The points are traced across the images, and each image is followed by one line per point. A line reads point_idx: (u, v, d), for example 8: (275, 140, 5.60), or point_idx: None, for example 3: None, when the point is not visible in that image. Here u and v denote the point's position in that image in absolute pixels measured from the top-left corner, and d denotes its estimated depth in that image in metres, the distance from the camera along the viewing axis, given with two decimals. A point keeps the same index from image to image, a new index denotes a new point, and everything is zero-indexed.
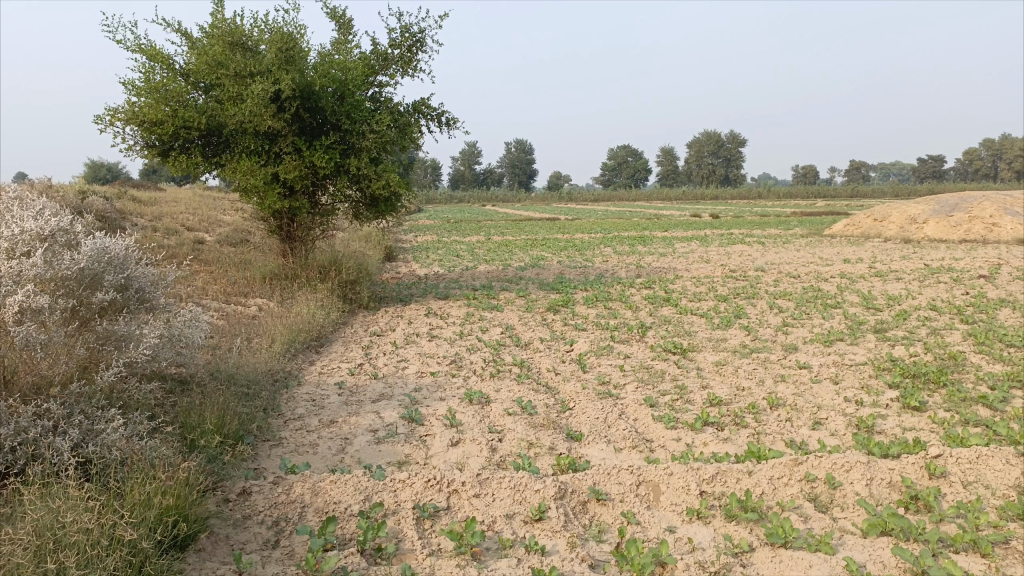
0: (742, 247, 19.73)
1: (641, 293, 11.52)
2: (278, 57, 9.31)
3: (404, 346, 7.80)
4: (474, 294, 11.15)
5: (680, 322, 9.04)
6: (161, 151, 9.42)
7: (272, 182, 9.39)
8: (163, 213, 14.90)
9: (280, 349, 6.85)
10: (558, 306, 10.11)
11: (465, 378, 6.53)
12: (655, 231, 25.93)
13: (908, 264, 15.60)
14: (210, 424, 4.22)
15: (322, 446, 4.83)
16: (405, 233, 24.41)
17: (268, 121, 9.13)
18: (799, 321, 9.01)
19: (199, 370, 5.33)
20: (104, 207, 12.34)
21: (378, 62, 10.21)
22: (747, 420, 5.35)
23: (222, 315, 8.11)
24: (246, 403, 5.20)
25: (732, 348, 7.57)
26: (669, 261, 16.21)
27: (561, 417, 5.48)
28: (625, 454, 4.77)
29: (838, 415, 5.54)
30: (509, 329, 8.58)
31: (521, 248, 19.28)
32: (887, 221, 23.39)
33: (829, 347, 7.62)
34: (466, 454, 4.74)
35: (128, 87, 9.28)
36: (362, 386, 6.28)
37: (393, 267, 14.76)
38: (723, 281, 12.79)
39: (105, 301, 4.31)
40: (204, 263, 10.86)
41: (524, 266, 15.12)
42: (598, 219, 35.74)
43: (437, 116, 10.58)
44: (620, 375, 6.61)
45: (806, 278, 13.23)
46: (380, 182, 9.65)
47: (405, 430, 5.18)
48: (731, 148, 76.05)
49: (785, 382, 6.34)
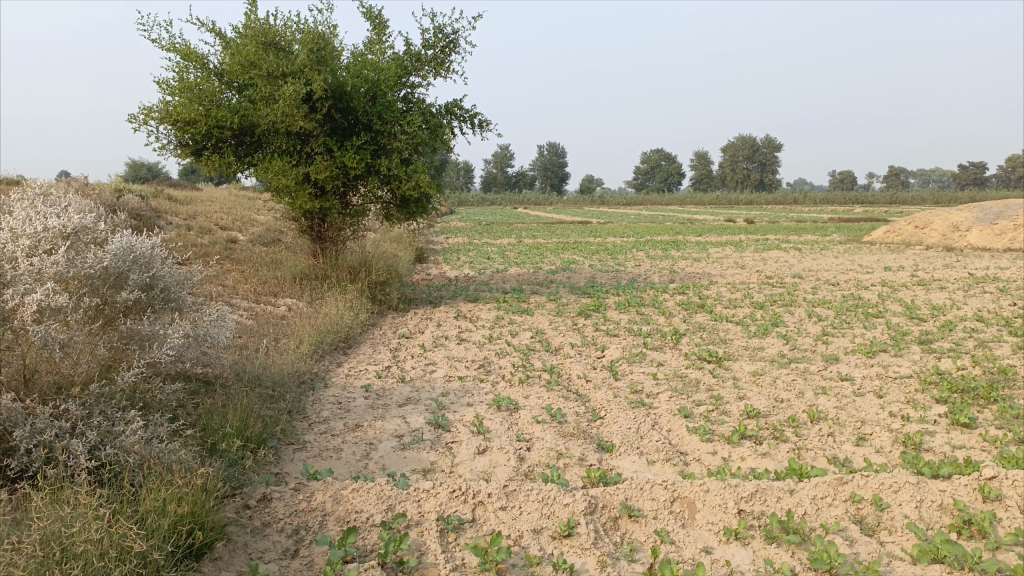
0: (778, 253, 19.33)
1: (674, 298, 11.27)
2: (311, 57, 9.25)
3: (432, 349, 7.68)
4: (504, 297, 11.00)
5: (714, 329, 8.79)
6: (194, 151, 9.42)
7: (303, 183, 9.34)
8: (196, 211, 14.99)
9: (307, 350, 6.77)
10: (589, 311, 9.92)
11: (493, 384, 6.38)
12: (688, 236, 25.60)
13: (952, 273, 15.12)
14: (232, 427, 4.13)
15: (346, 451, 4.73)
16: (435, 235, 24.36)
17: (300, 121, 9.07)
18: (839, 331, 8.71)
19: (224, 371, 5.27)
20: (138, 205, 12.43)
21: (411, 63, 10.12)
22: (787, 434, 5.12)
23: (250, 315, 8.06)
24: (270, 405, 5.12)
25: (769, 358, 7.32)
26: (704, 267, 15.91)
27: (592, 426, 5.30)
28: (658, 467, 4.58)
29: (883, 431, 5.28)
30: (539, 334, 8.41)
31: (552, 251, 19.09)
32: (928, 229, 22.79)
33: (871, 358, 7.34)
34: (493, 463, 4.59)
35: (163, 87, 9.29)
36: (389, 389, 6.17)
37: (423, 268, 14.68)
38: (758, 288, 12.48)
39: (129, 300, 4.25)
40: (235, 262, 10.87)
41: (554, 269, 14.94)
42: (631, 222, 35.41)
43: (469, 117, 10.45)
44: (653, 384, 6.41)
45: (845, 286, 12.87)
46: (410, 183, 9.55)
47: (430, 437, 5.04)
48: (767, 153, 75.04)
49: (826, 395, 6.09)
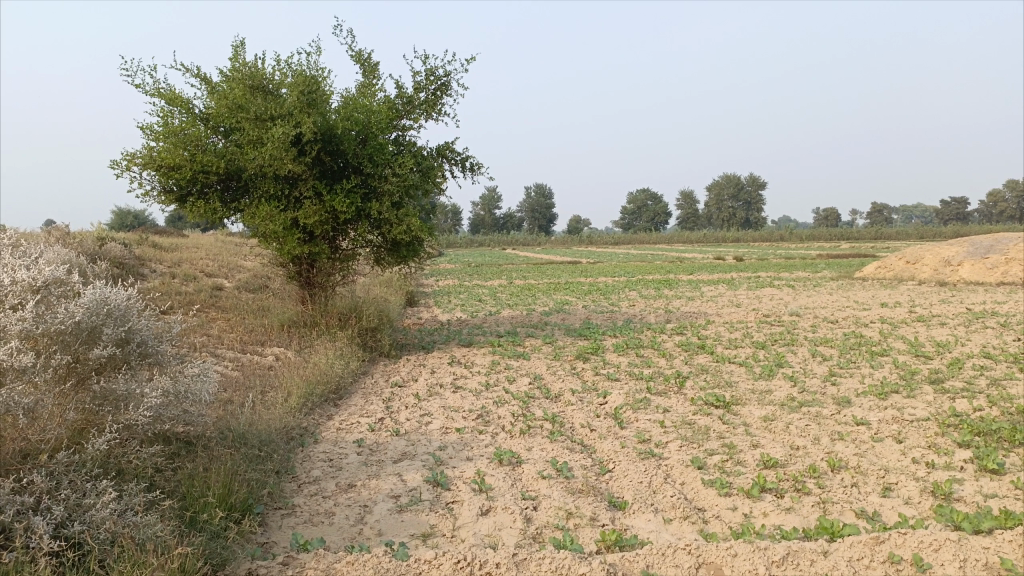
0: (772, 290, 19.16)
1: (673, 340, 11.00)
2: (300, 100, 9.07)
3: (427, 398, 7.35)
4: (499, 341, 10.70)
5: (718, 372, 8.51)
6: (178, 197, 9.15)
7: (292, 228, 9.08)
8: (181, 258, 14.69)
9: (295, 403, 6.42)
10: (587, 354, 9.62)
11: (493, 435, 6.04)
12: (680, 275, 25.47)
13: (949, 308, 14.96)
14: (215, 495, 3.79)
15: (340, 515, 4.39)
16: (425, 278, 24.10)
17: (289, 165, 8.84)
18: (846, 371, 8.45)
19: (207, 430, 4.92)
20: (121, 253, 12.11)
21: (402, 105, 9.96)
22: (809, 486, 4.82)
23: (236, 365, 7.72)
24: (256, 464, 4.77)
25: (779, 401, 7.03)
26: (699, 306, 15.68)
27: (601, 481, 4.97)
28: (676, 526, 4.26)
29: (910, 479, 4.99)
30: (538, 380, 8.09)
31: (544, 292, 18.84)
32: (920, 264, 22.75)
33: (884, 400, 7.07)
34: (498, 526, 4.26)
35: (147, 132, 9.05)
36: (383, 444, 5.82)
37: (415, 313, 14.38)
38: (757, 327, 12.24)
39: (103, 357, 3.93)
40: (221, 311, 10.53)
41: (548, 310, 14.67)
42: (621, 262, 35.33)
43: (461, 160, 10.27)
44: (661, 432, 6.10)
45: (845, 324, 12.65)
46: (402, 227, 9.30)
47: (429, 497, 4.70)
48: (753, 191, 75.71)
49: (843, 442, 5.80)
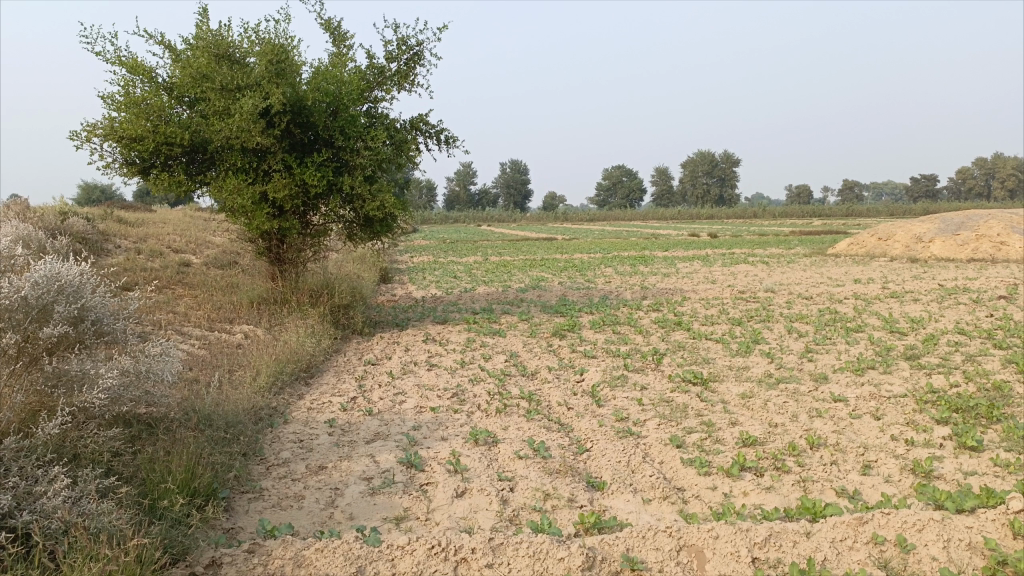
0: (747, 267, 19.20)
1: (650, 316, 10.93)
2: (268, 70, 8.76)
3: (401, 377, 7.19)
4: (474, 318, 10.56)
5: (695, 348, 8.44)
6: (141, 170, 8.83)
7: (261, 202, 8.82)
8: (147, 234, 14.29)
9: (264, 383, 6.23)
10: (563, 331, 9.52)
11: (468, 415, 5.91)
12: (655, 251, 25.43)
13: (922, 284, 15.08)
14: (177, 481, 3.62)
15: (309, 498, 4.25)
16: (399, 254, 23.85)
17: (257, 137, 8.54)
18: (823, 347, 8.43)
19: (170, 411, 4.73)
20: (83, 228, 11.73)
21: (373, 76, 9.67)
22: (789, 464, 4.76)
23: (203, 344, 7.49)
24: (221, 447, 4.59)
25: (756, 378, 6.98)
26: (674, 282, 15.64)
27: (579, 461, 4.87)
28: (655, 506, 4.18)
29: (889, 457, 4.96)
30: (514, 358, 7.97)
31: (519, 269, 18.69)
32: (892, 240, 22.94)
33: (861, 376, 7.05)
34: (474, 508, 4.14)
35: (107, 101, 8.69)
36: (356, 424, 5.66)
37: (389, 289, 14.17)
38: (733, 303, 12.22)
39: (54, 336, 3.75)
40: (188, 287, 10.25)
41: (524, 287, 14.52)
42: (596, 238, 35.26)
43: (435, 133, 10.03)
44: (639, 410, 6.01)
45: (820, 300, 12.67)
46: (374, 202, 9.08)
47: (403, 478, 4.56)
48: (727, 168, 75.98)
49: (822, 419, 5.76)
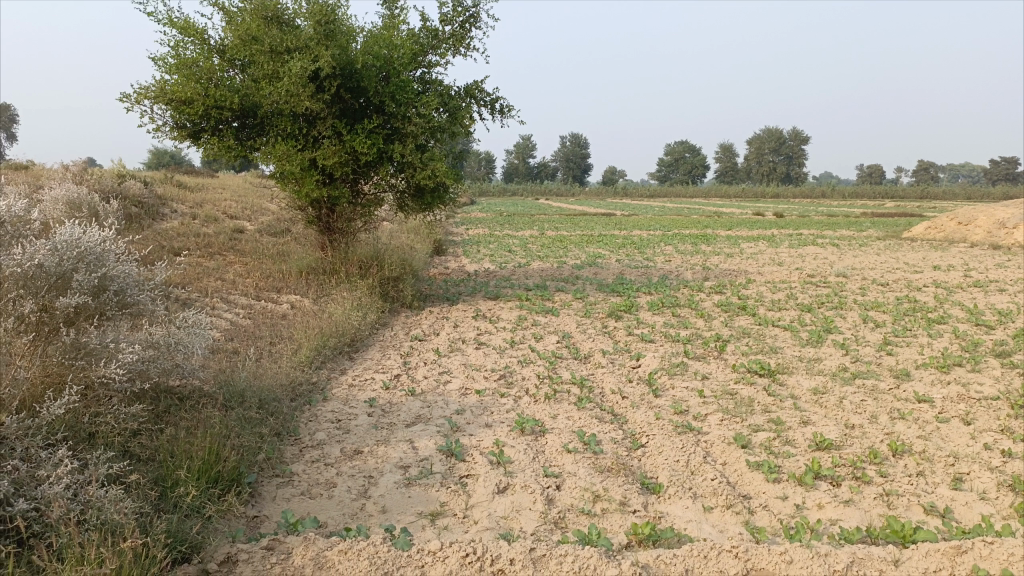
0: (815, 249, 18.30)
1: (712, 299, 10.37)
2: (318, 31, 8.46)
3: (448, 355, 6.87)
4: (527, 294, 10.18)
5: (760, 336, 7.90)
6: (192, 133, 8.64)
7: (310, 169, 8.56)
8: (204, 199, 14.29)
9: (304, 357, 5.97)
10: (620, 312, 9.06)
11: (515, 400, 5.55)
12: (718, 230, 24.51)
13: (1007, 273, 14.08)
14: (197, 465, 3.38)
15: (341, 486, 3.96)
16: (455, 227, 23.57)
17: (307, 102, 8.25)
18: (901, 340, 7.78)
19: (197, 387, 4.51)
20: (140, 192, 11.71)
21: (428, 39, 9.28)
22: (869, 474, 4.28)
23: (247, 313, 7.30)
24: (252, 425, 4.34)
25: (829, 372, 6.44)
26: (738, 263, 14.95)
27: (633, 458, 4.46)
28: (717, 516, 3.77)
29: (984, 470, 4.42)
30: (566, 339, 7.57)
31: (576, 245, 18.17)
32: (972, 225, 21.58)
33: (946, 375, 6.44)
34: (517, 508, 3.80)
35: (160, 63, 8.50)
36: (397, 405, 5.36)
37: (442, 262, 13.90)
38: (801, 288, 11.55)
39: (71, 306, 3.51)
40: (239, 254, 10.10)
41: (580, 264, 14.06)
42: (655, 214, 34.42)
43: (491, 100, 9.60)
44: (699, 403, 5.56)
45: (896, 288, 11.89)
46: (426, 171, 8.74)
47: (441, 469, 4.23)
48: (795, 146, 73.50)
49: (904, 422, 5.22)
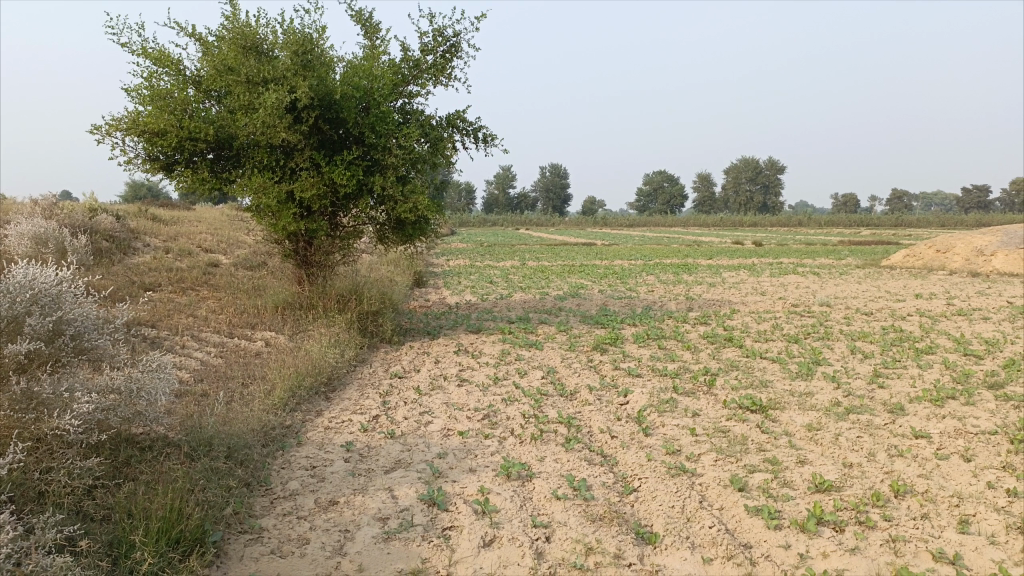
0: (797, 278, 18.30)
1: (698, 330, 10.21)
2: (295, 62, 8.28)
3: (429, 393, 6.62)
4: (510, 327, 9.96)
5: (750, 368, 7.73)
6: (165, 166, 8.40)
7: (287, 201, 8.34)
8: (178, 233, 13.96)
9: (279, 398, 5.70)
10: (605, 345, 8.86)
11: (500, 441, 5.31)
12: (699, 260, 24.46)
13: (989, 300, 14.09)
14: (156, 525, 3.11)
15: (314, 542, 3.69)
16: (436, 258, 23.36)
17: (283, 133, 8.05)
18: (892, 372, 7.64)
19: (160, 437, 4.24)
20: (112, 225, 11.38)
21: (408, 69, 9.15)
22: (873, 518, 4.09)
23: (220, 351, 7.01)
24: (220, 476, 4.06)
25: (823, 406, 6.26)
26: (722, 293, 14.85)
27: (626, 504, 4.24)
28: (718, 568, 3.55)
29: (991, 511, 4.24)
30: (551, 374, 7.35)
31: (558, 275, 18.02)
32: (951, 253, 21.72)
33: (941, 408, 6.29)
34: (505, 562, 3.56)
35: (132, 95, 8.27)
36: (376, 449, 5.10)
37: (422, 295, 13.67)
38: (787, 318, 11.44)
39: (22, 352, 3.26)
40: (213, 289, 9.81)
41: (562, 295, 13.87)
42: (636, 244, 34.42)
43: (472, 130, 9.45)
44: (691, 441, 5.35)
45: (881, 317, 11.82)
46: (407, 203, 8.55)
47: (423, 520, 3.97)
48: (772, 175, 74.42)
49: (904, 459, 5.04)
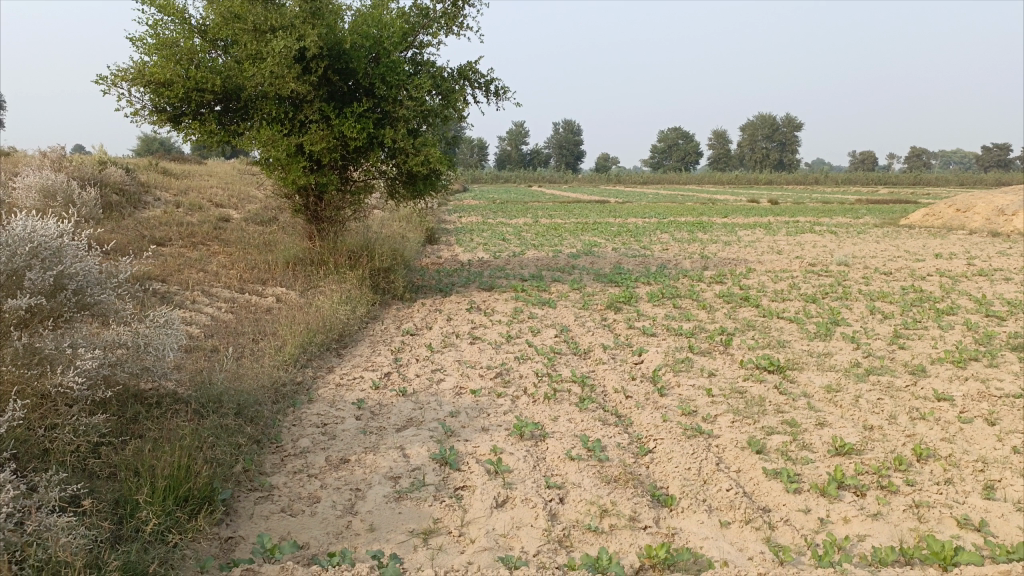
0: (813, 237, 18.03)
1: (713, 289, 10.06)
2: (303, 9, 8.05)
3: (441, 350, 6.54)
4: (523, 285, 9.85)
5: (767, 328, 7.59)
6: (172, 117, 8.24)
7: (296, 155, 8.19)
8: (189, 187, 13.84)
9: (289, 354, 5.63)
10: (619, 303, 8.74)
11: (513, 401, 5.22)
12: (714, 218, 24.15)
13: (1011, 260, 13.82)
14: (162, 483, 3.05)
15: (324, 500, 3.63)
16: (448, 214, 23.17)
17: (291, 83, 7.86)
18: (912, 333, 7.49)
19: (167, 394, 4.18)
20: (122, 179, 11.27)
21: (418, 18, 8.89)
22: (895, 483, 3.99)
23: (231, 307, 6.94)
24: (229, 434, 4.00)
25: (842, 367, 6.14)
26: (737, 252, 14.63)
27: (641, 466, 4.16)
28: (736, 532, 3.47)
29: (1017, 477, 4.13)
30: (565, 333, 7.25)
31: (571, 233, 17.83)
32: (971, 212, 21.31)
33: (963, 370, 6.15)
34: (518, 523, 3.49)
35: (137, 44, 8.08)
36: (387, 407, 5.03)
37: (434, 251, 13.55)
38: (804, 277, 11.26)
39: (23, 308, 3.19)
40: (224, 244, 9.72)
41: (576, 252, 13.71)
42: (650, 202, 34.00)
43: (485, 82, 9.21)
44: (708, 402, 5.25)
45: (901, 277, 11.61)
46: (418, 157, 8.38)
47: (436, 479, 3.91)
48: (789, 132, 73.22)
49: (926, 423, 4.93)
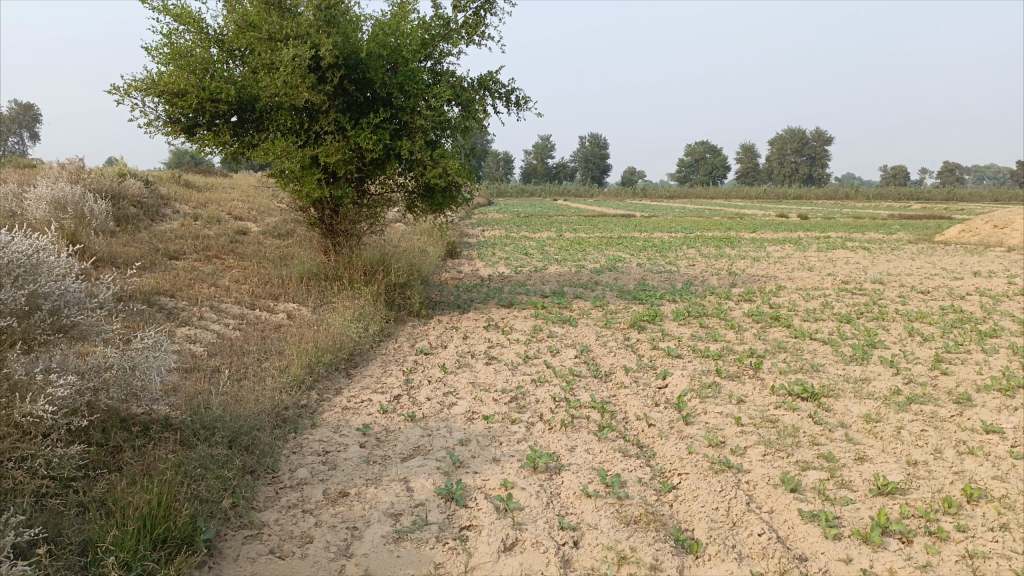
0: (846, 253, 17.49)
1: (742, 308, 9.67)
2: (318, 17, 7.85)
3: (455, 371, 6.25)
4: (544, 302, 9.53)
5: (799, 350, 7.20)
6: (186, 128, 8.08)
7: (311, 167, 7.98)
8: (209, 199, 13.73)
9: (295, 375, 5.37)
10: (643, 322, 8.39)
11: (528, 428, 4.91)
12: (742, 232, 23.66)
13: None
14: (133, 525, 2.78)
15: (317, 540, 3.34)
16: (472, 228, 22.93)
17: (306, 93, 7.66)
18: (955, 356, 7.05)
19: (154, 422, 3.92)
20: (140, 191, 11.17)
21: (438, 28, 8.67)
22: (945, 529, 3.62)
23: (239, 323, 6.72)
24: (220, 464, 3.74)
25: (882, 394, 5.74)
26: (767, 268, 14.19)
27: (664, 504, 3.82)
28: None
29: None
30: (586, 353, 6.92)
31: (596, 247, 17.48)
32: (1011, 228, 20.60)
33: (1013, 400, 5.72)
34: (528, 570, 3.18)
35: (152, 54, 7.95)
36: (394, 433, 4.74)
37: (455, 266, 13.30)
38: (837, 295, 10.82)
39: None
40: (239, 257, 9.54)
41: (600, 268, 13.37)
42: (675, 216, 33.62)
43: (506, 93, 8.97)
44: (737, 432, 4.90)
45: (940, 296, 11.11)
46: (436, 169, 8.13)
47: (440, 517, 3.61)
48: (818, 146, 72.26)
49: (977, 458, 4.53)
